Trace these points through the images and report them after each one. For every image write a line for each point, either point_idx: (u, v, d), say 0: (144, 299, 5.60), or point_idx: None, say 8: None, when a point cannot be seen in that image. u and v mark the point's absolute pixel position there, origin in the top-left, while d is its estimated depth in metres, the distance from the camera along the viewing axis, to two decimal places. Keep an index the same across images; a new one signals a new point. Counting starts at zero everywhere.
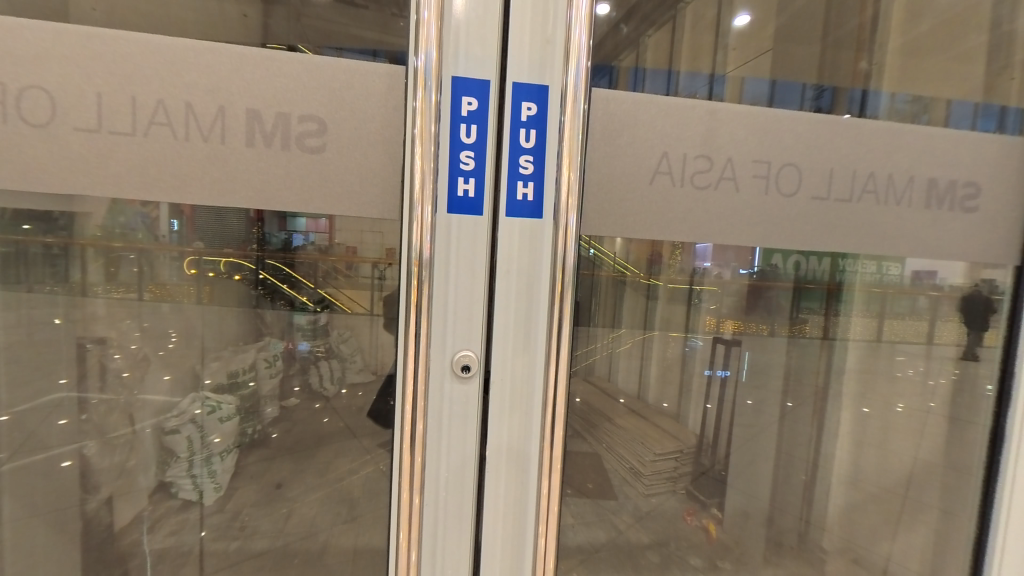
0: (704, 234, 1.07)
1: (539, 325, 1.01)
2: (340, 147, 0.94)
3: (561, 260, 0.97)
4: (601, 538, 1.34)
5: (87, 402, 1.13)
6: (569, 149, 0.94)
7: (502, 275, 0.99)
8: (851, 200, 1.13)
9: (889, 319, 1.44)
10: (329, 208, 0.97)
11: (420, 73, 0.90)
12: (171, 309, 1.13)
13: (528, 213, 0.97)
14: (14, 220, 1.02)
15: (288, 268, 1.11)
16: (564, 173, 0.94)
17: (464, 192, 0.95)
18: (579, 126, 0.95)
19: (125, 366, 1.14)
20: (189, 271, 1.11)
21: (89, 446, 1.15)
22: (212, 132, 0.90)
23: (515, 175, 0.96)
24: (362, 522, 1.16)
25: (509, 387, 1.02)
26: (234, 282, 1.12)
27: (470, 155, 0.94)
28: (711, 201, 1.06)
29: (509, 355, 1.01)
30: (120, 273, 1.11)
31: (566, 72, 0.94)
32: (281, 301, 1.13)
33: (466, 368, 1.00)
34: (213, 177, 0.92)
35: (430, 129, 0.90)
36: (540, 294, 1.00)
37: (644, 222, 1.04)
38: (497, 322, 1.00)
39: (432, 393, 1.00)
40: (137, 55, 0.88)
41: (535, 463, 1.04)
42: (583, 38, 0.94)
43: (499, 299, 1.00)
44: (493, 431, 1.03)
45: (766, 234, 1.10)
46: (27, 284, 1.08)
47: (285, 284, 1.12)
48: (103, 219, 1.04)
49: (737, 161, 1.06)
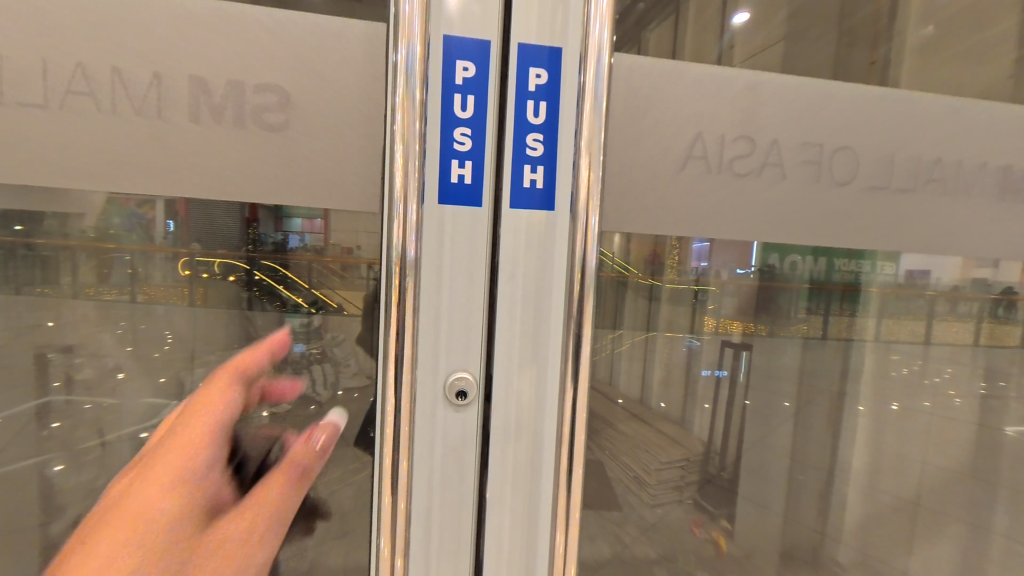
0: (730, 230, 0.89)
1: (552, 341, 0.86)
2: (299, 121, 0.77)
3: (577, 274, 0.81)
4: (605, 552, 1.14)
5: (52, 409, 0.90)
6: (590, 141, 0.77)
7: (505, 279, 0.84)
8: (915, 189, 0.94)
9: (887, 318, 1.30)
10: (292, 197, 0.80)
11: (403, 62, 0.72)
12: (163, 313, 0.91)
13: (538, 204, 0.82)
14: (4, 219, 0.83)
15: (284, 269, 0.88)
16: (583, 170, 0.77)
17: (458, 178, 0.80)
18: (602, 122, 0.77)
19: (92, 382, 0.90)
20: (183, 272, 0.89)
21: (54, 462, 0.91)
22: (146, 104, 0.73)
23: (521, 158, 0.81)
24: (358, 536, 0.95)
25: (515, 411, 0.86)
26: (225, 286, 0.90)
27: (466, 133, 0.79)
28: (742, 186, 0.87)
29: (515, 376, 0.85)
30: (116, 276, 0.89)
31: (583, 74, 0.77)
32: (269, 302, 0.90)
33: (462, 394, 0.84)
34: (157, 161, 0.75)
35: (414, 125, 0.73)
36: (552, 302, 0.85)
37: (670, 216, 0.86)
38: (500, 338, 0.85)
39: (423, 421, 0.84)
40: (52, 6, 0.70)
41: (547, 502, 0.89)
42: (604, 34, 0.77)
43: (502, 310, 0.84)
44: (495, 465, 0.87)
45: (813, 223, 0.91)
46: (19, 286, 0.87)
47: (280, 287, 0.89)
48: (99, 217, 0.84)
49: (784, 142, 0.87)
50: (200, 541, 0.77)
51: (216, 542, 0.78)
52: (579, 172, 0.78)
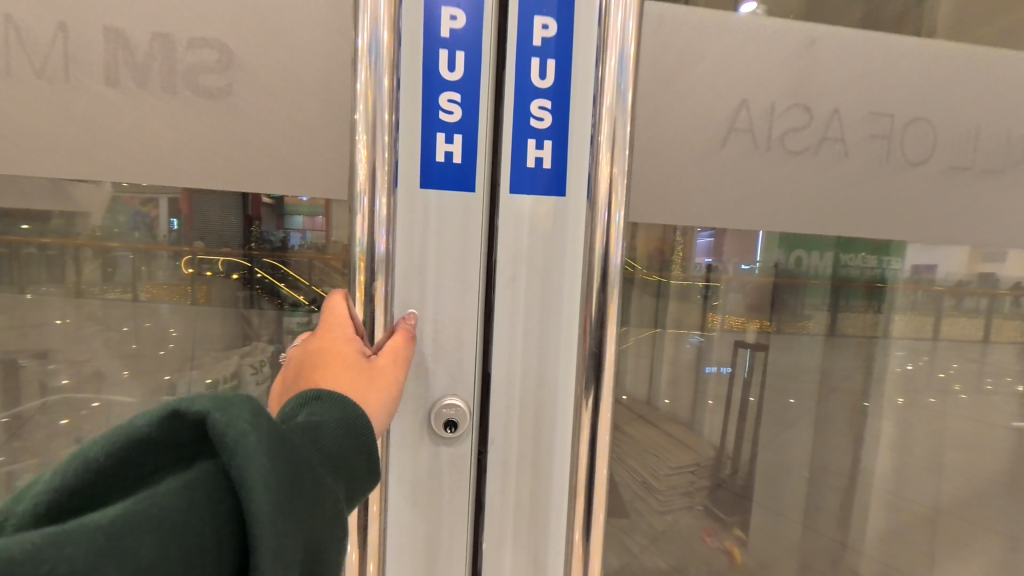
0: (773, 220, 0.73)
1: (563, 358, 0.75)
2: (251, 86, 0.63)
3: (598, 285, 0.66)
4: (611, 564, 1.00)
5: (28, 419, 0.78)
6: (615, 136, 0.63)
7: (505, 284, 0.72)
8: (1004, 170, 0.78)
9: (900, 314, 1.07)
10: (243, 180, 0.65)
11: (365, 51, 0.60)
12: (165, 313, 0.78)
13: (545, 187, 0.71)
14: (8, 218, 0.73)
15: (285, 265, 0.77)
16: (602, 161, 0.64)
17: (446, 157, 0.68)
18: (628, 114, 0.63)
19: (73, 388, 0.78)
20: (186, 270, 0.77)
21: (23, 476, 0.78)
22: (51, 63, 0.59)
23: (524, 132, 0.69)
24: None
25: (517, 436, 0.76)
26: (230, 286, 0.79)
27: (455, 99, 0.67)
28: (791, 164, 0.72)
29: (516, 394, 0.75)
30: (121, 274, 0.77)
31: (601, 64, 0.63)
32: (268, 301, 0.79)
33: (452, 425, 0.74)
34: (81, 139, 0.61)
35: (381, 115, 0.61)
36: (563, 309, 0.74)
37: (707, 203, 0.71)
38: (499, 354, 0.74)
39: (408, 452, 0.74)
40: None
41: (558, 535, 0.79)
42: (629, 24, 0.61)
43: (500, 321, 0.73)
44: (495, 494, 0.77)
45: (876, 200, 0.75)
46: (23, 285, 0.76)
47: (283, 284, 0.78)
48: (104, 214, 0.74)
49: (847, 113, 0.72)
50: (378, 368, 0.61)
51: (387, 372, 0.62)
52: (598, 165, 0.64)
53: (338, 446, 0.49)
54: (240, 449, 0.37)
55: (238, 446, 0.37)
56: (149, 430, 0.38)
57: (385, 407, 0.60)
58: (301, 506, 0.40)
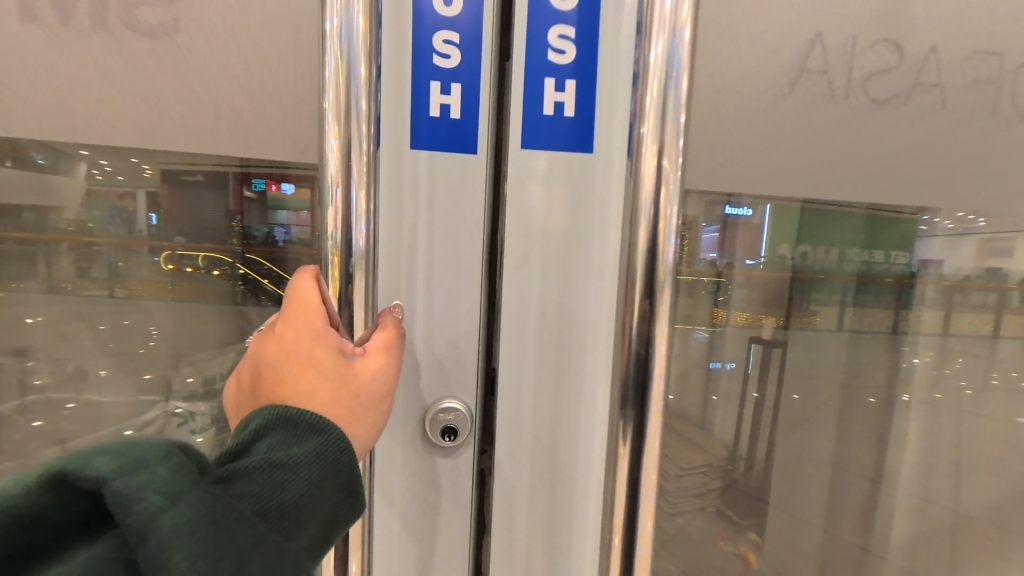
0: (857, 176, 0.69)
1: (588, 357, 0.62)
2: (247, 36, 0.57)
3: (642, 295, 0.50)
4: None
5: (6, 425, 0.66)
6: (662, 133, 0.48)
7: (516, 266, 0.60)
8: None
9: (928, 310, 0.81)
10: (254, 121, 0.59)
11: (334, 37, 0.48)
12: (142, 313, 0.65)
13: (567, 138, 0.59)
14: None
15: (274, 262, 0.65)
16: (647, 156, 0.49)
17: (440, 112, 0.57)
18: (681, 102, 0.48)
19: (52, 387, 0.66)
20: (167, 266, 0.64)
21: None
22: None
23: (539, 71, 0.57)
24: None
25: (535, 440, 0.64)
26: (217, 286, 0.66)
27: (453, 40, 0.56)
28: (876, 111, 0.67)
29: (528, 395, 0.63)
30: (98, 271, 0.64)
31: (649, 52, 0.48)
32: (255, 299, 0.66)
33: (450, 432, 0.61)
34: (80, 95, 0.57)
35: (356, 105, 0.49)
36: (588, 291, 0.61)
37: (783, 154, 0.66)
38: (506, 348, 0.61)
39: (400, 460, 0.61)
40: None
41: (590, 555, 0.66)
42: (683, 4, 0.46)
43: (509, 309, 0.61)
44: (510, 508, 0.64)
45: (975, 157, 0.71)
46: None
47: (273, 284, 0.66)
48: (80, 208, 0.63)
49: (945, 50, 0.67)
50: (357, 374, 0.47)
51: (371, 378, 0.48)
52: (642, 161, 0.49)
53: (306, 485, 0.38)
54: (150, 535, 0.29)
55: (149, 529, 0.29)
56: (32, 501, 0.30)
57: (370, 422, 0.48)
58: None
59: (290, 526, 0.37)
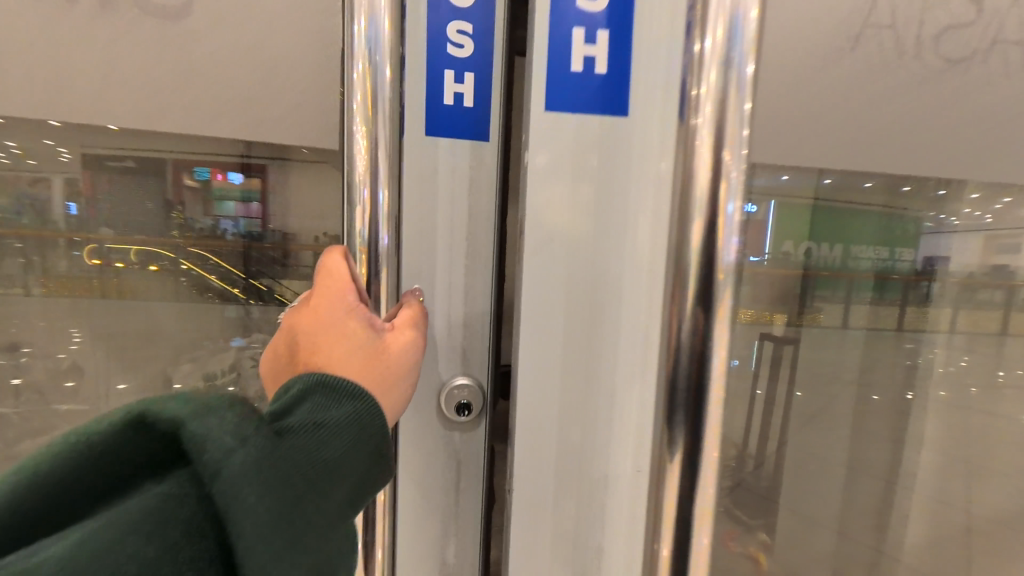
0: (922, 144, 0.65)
1: (622, 349, 0.55)
2: (253, 12, 0.53)
3: (693, 301, 0.44)
4: None
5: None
6: (721, 125, 0.42)
7: (543, 250, 0.53)
8: None
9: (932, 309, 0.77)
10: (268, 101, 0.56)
11: (361, 39, 0.44)
12: (63, 312, 0.60)
13: (601, 100, 0.51)
14: None
15: (216, 255, 0.61)
16: (703, 149, 0.42)
17: (455, 100, 0.54)
18: (745, 88, 0.41)
19: (48, 385, 0.61)
20: (92, 261, 0.59)
21: None
22: None
23: (567, 22, 0.50)
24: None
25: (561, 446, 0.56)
26: (152, 283, 0.61)
27: (465, 29, 0.53)
28: (923, 85, 0.63)
29: (555, 396, 0.55)
30: (6, 267, 0.59)
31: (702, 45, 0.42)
32: (198, 295, 0.61)
33: (464, 409, 0.57)
34: (81, 72, 0.52)
35: (382, 101, 0.45)
36: (621, 277, 0.54)
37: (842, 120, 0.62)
38: (531, 344, 0.54)
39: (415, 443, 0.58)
40: None
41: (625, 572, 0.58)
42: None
43: (534, 298, 0.53)
44: (535, 523, 0.57)
45: None
46: None
47: (217, 278, 0.61)
48: None
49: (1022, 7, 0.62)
50: (388, 347, 0.45)
51: (403, 349, 0.46)
52: (696, 155, 0.43)
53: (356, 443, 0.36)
54: (221, 471, 0.27)
55: (219, 467, 0.28)
56: (106, 438, 0.29)
57: (403, 395, 0.45)
58: (295, 543, 0.30)
59: (343, 481, 0.34)
